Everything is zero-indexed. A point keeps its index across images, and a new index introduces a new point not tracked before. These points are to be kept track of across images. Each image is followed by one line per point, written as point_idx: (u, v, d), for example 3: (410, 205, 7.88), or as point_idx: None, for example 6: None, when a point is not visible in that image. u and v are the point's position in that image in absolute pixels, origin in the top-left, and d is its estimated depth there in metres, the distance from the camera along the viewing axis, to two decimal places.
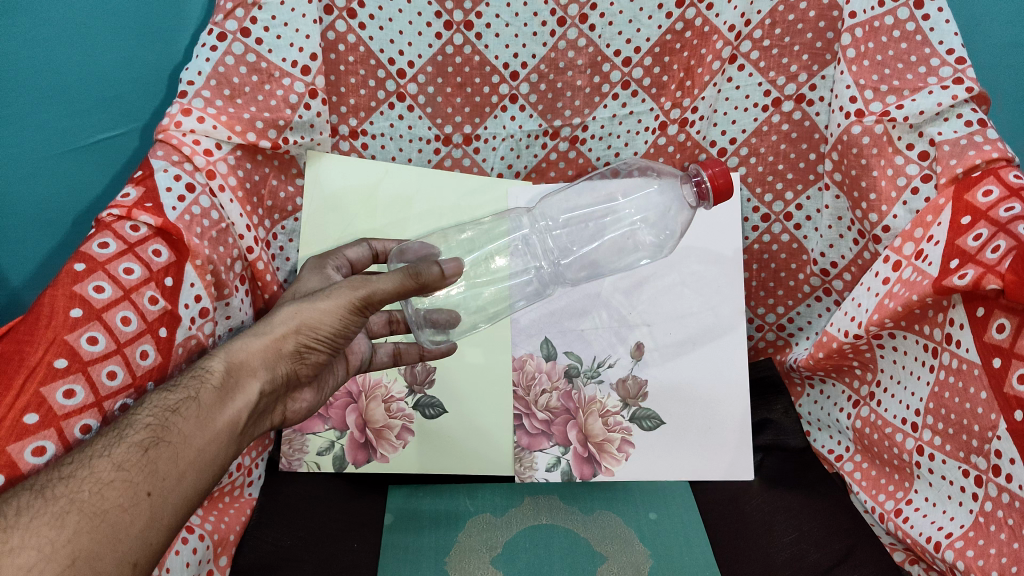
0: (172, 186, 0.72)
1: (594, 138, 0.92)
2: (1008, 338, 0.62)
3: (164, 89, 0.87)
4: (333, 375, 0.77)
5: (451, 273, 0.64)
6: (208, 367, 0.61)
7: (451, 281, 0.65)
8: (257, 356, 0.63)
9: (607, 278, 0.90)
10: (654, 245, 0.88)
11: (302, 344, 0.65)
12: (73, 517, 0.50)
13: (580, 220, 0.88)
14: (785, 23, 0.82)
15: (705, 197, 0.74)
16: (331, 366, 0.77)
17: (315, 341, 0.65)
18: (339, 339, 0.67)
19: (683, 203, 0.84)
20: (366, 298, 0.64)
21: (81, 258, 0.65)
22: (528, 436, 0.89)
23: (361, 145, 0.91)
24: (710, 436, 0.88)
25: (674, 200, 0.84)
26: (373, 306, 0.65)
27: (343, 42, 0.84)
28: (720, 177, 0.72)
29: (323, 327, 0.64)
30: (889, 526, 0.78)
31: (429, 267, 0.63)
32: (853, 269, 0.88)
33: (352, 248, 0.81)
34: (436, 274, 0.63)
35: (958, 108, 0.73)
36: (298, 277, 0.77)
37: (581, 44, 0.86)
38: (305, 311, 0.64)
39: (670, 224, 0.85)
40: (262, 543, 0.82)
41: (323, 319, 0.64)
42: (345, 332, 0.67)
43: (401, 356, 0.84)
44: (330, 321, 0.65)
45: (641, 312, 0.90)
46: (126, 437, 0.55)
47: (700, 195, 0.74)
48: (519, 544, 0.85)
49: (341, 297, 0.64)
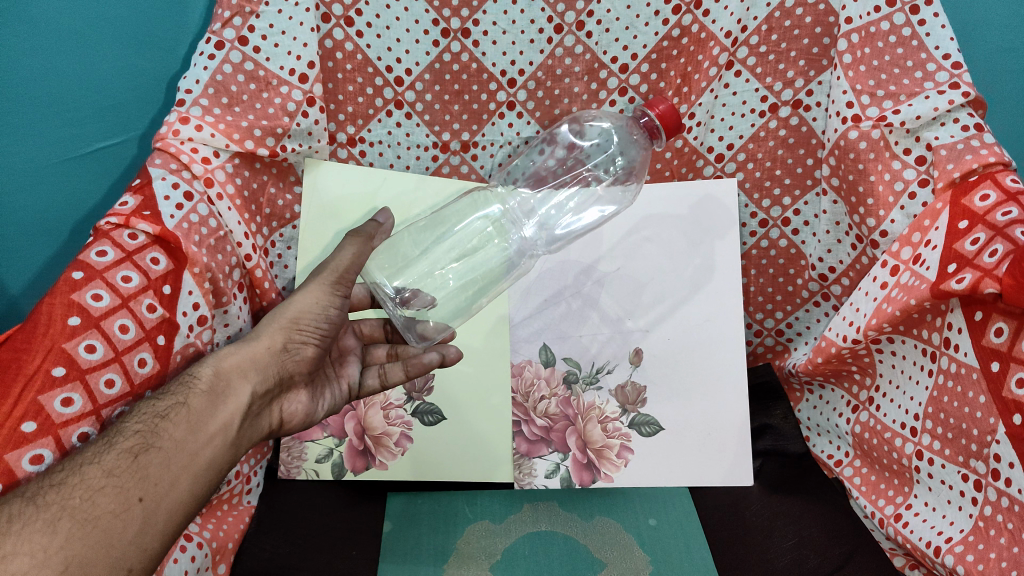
0: (170, 194, 0.72)
1: (591, 145, 0.90)
2: (1006, 341, 0.62)
3: (163, 97, 0.87)
4: (332, 390, 0.78)
5: (385, 220, 0.77)
6: (196, 374, 0.63)
7: (387, 229, 0.77)
8: (245, 359, 0.66)
9: (608, 289, 0.90)
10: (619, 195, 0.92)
11: (288, 340, 0.69)
12: (64, 523, 0.50)
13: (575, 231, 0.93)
14: (781, 28, 0.82)
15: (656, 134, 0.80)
16: (328, 379, 0.78)
17: (300, 334, 0.70)
18: (324, 331, 0.71)
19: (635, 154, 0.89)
20: (339, 283, 0.71)
21: (80, 266, 0.64)
22: (527, 442, 0.88)
23: (359, 152, 0.91)
24: (709, 442, 0.88)
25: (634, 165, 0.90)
26: (346, 288, 0.72)
27: (340, 49, 0.84)
28: (667, 113, 0.78)
29: (305, 315, 0.69)
30: (889, 531, 0.78)
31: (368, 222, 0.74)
32: (851, 274, 0.88)
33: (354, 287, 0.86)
34: (375, 226, 0.75)
35: (955, 112, 0.74)
36: None
37: (579, 51, 0.86)
38: (285, 308, 0.70)
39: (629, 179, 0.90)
40: (262, 552, 0.82)
41: (303, 311, 0.70)
42: (329, 323, 0.71)
43: (389, 377, 0.80)
44: (310, 309, 0.70)
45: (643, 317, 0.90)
46: (116, 444, 0.55)
47: (651, 134, 0.80)
48: (519, 550, 0.85)
49: (314, 284, 0.71)
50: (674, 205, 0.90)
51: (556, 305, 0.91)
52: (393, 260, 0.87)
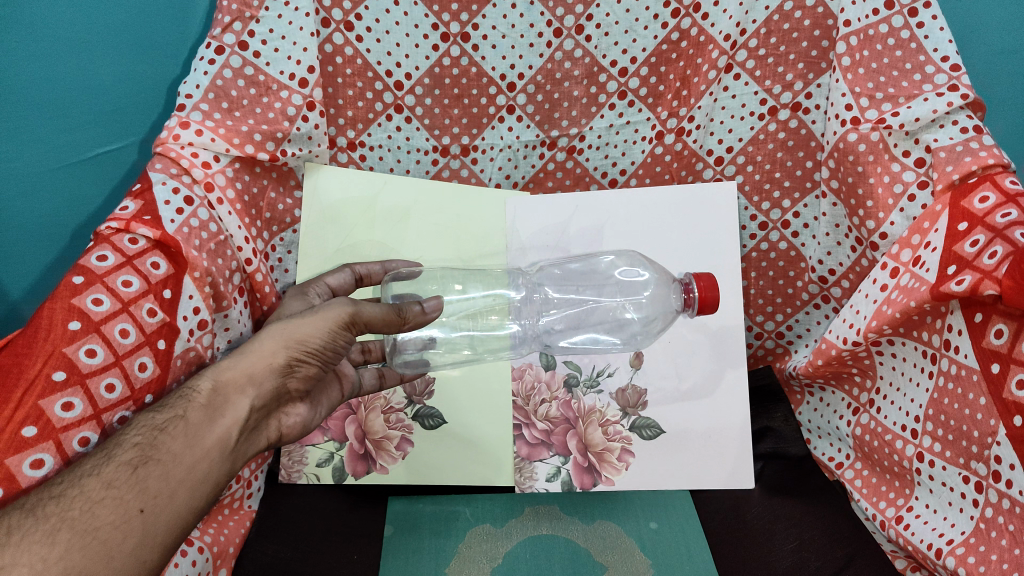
0: (171, 199, 0.72)
1: (591, 148, 0.93)
2: (1006, 343, 0.62)
3: (163, 102, 0.89)
4: (327, 396, 0.78)
5: (431, 311, 0.70)
6: (195, 387, 0.62)
7: (431, 318, 0.71)
8: (244, 374, 0.63)
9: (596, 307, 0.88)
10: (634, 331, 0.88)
11: (293, 361, 0.66)
12: (64, 534, 0.50)
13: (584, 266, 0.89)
14: (780, 31, 0.83)
15: (689, 304, 0.75)
16: (326, 386, 0.78)
17: (305, 356, 0.66)
18: (328, 355, 0.68)
19: (671, 300, 0.84)
20: (353, 320, 0.67)
21: (80, 271, 0.64)
22: (528, 446, 0.88)
23: (359, 156, 0.91)
24: (710, 446, 0.87)
25: (659, 283, 0.86)
26: (361, 322, 0.68)
27: (340, 54, 0.85)
28: (708, 289, 0.73)
29: (312, 342, 0.66)
30: (890, 533, 0.78)
31: (411, 305, 0.69)
32: (851, 276, 0.88)
33: (333, 275, 0.84)
34: (416, 313, 0.69)
35: (954, 115, 0.73)
36: (282, 303, 0.81)
37: (578, 55, 0.87)
38: (293, 326, 0.66)
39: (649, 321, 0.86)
40: (263, 556, 0.83)
41: (310, 334, 0.66)
42: (334, 348, 0.68)
43: (388, 377, 0.86)
44: (319, 335, 0.66)
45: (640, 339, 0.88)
46: (116, 456, 0.55)
47: (686, 302, 0.75)
48: (519, 554, 0.85)
49: (330, 314, 0.66)
50: (669, 207, 0.88)
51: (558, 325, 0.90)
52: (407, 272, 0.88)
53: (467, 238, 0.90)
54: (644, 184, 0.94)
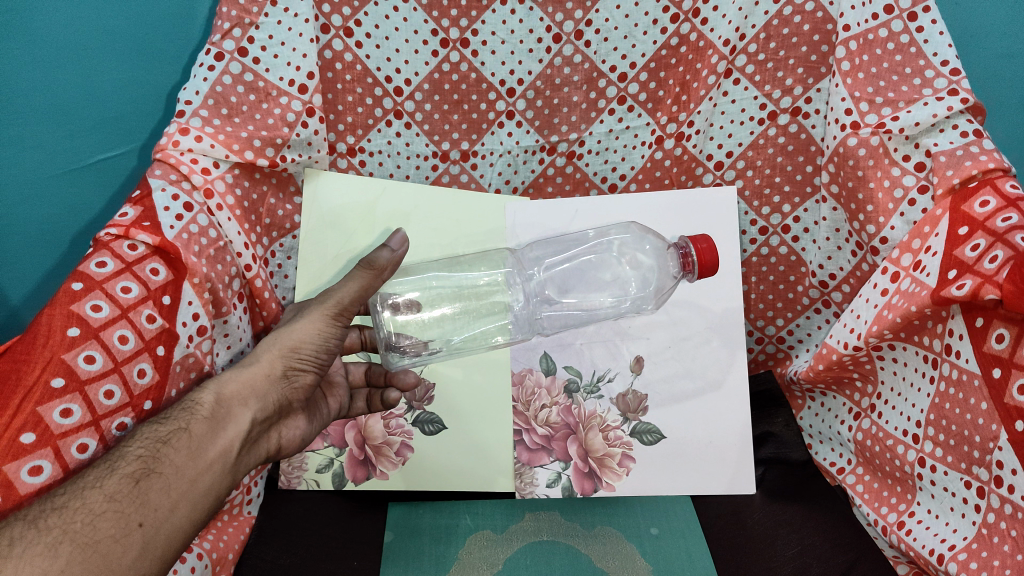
0: (170, 205, 0.72)
1: (591, 153, 0.93)
2: (1008, 348, 0.62)
3: (162, 109, 0.89)
4: (322, 411, 0.79)
5: (399, 248, 0.68)
6: (197, 399, 0.62)
7: (401, 257, 0.70)
8: (245, 385, 0.65)
9: (595, 282, 0.90)
10: (636, 293, 0.88)
11: (288, 367, 0.68)
12: (66, 547, 0.50)
13: (581, 271, 0.90)
14: (779, 36, 0.83)
15: (689, 268, 0.78)
16: (318, 401, 0.79)
17: (300, 362, 0.69)
18: (323, 360, 0.71)
19: (670, 265, 0.87)
20: (340, 313, 0.70)
21: (79, 277, 0.64)
22: (528, 452, 0.88)
23: (360, 161, 0.91)
24: (710, 452, 0.87)
25: (655, 247, 0.88)
26: (347, 317, 0.71)
27: (340, 60, 0.85)
28: (707, 252, 0.76)
29: (305, 346, 0.68)
30: (892, 539, 0.78)
31: (379, 252, 0.68)
32: (851, 280, 0.88)
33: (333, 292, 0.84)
34: (388, 257, 0.68)
35: (953, 118, 0.73)
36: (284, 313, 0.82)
37: (577, 60, 0.87)
38: (286, 335, 0.69)
39: (651, 286, 0.88)
40: (263, 562, 0.82)
41: (303, 338, 0.69)
42: (327, 351, 0.71)
43: (375, 403, 0.85)
44: (311, 337, 0.69)
45: (643, 300, 0.88)
46: (118, 468, 0.55)
47: (685, 266, 0.78)
48: (519, 560, 0.85)
49: (316, 314, 0.69)
50: (668, 211, 0.88)
51: (557, 306, 0.91)
52: (410, 283, 0.89)
53: (467, 247, 0.89)
54: (644, 189, 0.94)
